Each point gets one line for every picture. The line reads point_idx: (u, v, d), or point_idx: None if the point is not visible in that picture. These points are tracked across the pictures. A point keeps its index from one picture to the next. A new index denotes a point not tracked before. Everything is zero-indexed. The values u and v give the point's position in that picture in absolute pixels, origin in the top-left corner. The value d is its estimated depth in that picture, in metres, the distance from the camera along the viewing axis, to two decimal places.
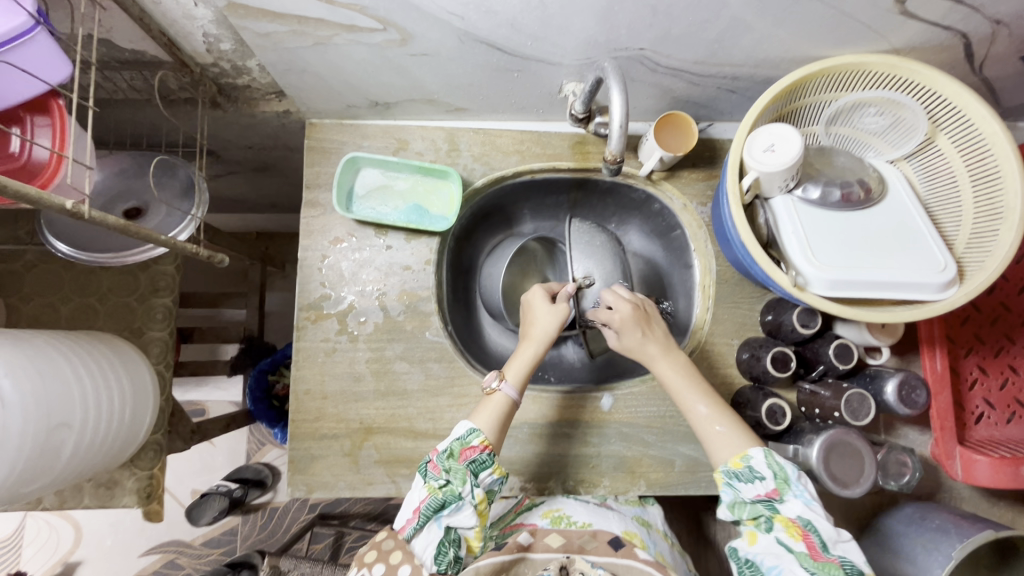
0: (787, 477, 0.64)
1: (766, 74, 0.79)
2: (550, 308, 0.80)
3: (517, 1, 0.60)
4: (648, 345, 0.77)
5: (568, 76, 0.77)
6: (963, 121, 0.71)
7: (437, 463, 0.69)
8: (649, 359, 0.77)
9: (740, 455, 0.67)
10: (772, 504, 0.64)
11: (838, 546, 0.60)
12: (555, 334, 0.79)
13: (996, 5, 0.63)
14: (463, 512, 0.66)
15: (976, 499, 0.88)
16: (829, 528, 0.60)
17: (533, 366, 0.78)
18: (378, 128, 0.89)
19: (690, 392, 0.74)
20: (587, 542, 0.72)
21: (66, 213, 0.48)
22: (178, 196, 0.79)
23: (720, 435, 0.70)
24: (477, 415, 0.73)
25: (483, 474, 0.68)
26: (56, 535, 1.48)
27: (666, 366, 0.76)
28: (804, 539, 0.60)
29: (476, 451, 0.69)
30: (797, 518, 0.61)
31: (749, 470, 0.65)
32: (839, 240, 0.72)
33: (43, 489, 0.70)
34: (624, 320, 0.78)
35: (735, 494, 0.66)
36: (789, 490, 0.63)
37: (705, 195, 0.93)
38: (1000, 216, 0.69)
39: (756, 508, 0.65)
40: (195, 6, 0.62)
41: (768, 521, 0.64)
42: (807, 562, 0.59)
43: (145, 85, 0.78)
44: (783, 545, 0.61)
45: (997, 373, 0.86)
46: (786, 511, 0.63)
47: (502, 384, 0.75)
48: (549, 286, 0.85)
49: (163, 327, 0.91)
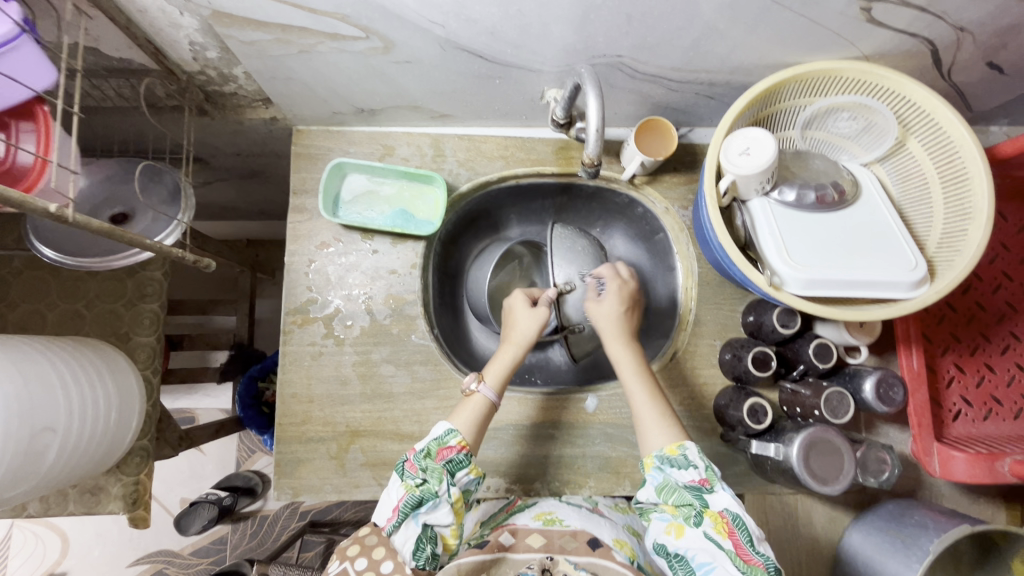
0: (716, 470, 0.67)
1: (742, 80, 0.81)
2: (530, 312, 0.82)
3: (495, 9, 0.61)
4: (619, 323, 0.83)
5: (549, 82, 0.79)
6: (932, 124, 0.73)
7: (413, 462, 0.70)
8: (609, 336, 0.82)
9: (676, 443, 0.70)
10: (700, 497, 0.66)
11: (760, 545, 0.62)
12: (534, 338, 0.80)
13: (958, 13, 0.65)
14: (440, 509, 0.67)
15: (957, 496, 0.89)
16: (753, 525, 0.63)
17: (511, 370, 0.79)
18: (365, 135, 0.90)
19: (633, 375, 0.77)
20: (568, 542, 0.71)
21: (49, 216, 0.49)
22: (165, 201, 0.80)
23: (654, 416, 0.73)
24: (455, 416, 0.74)
25: (459, 473, 0.69)
26: (42, 546, 1.46)
27: (624, 349, 0.80)
28: (731, 536, 0.62)
29: (453, 450, 0.70)
30: (725, 513, 0.64)
31: (683, 458, 0.68)
32: (814, 241, 0.74)
33: (26, 494, 0.70)
34: (620, 291, 0.86)
35: (665, 478, 0.68)
36: (718, 481, 0.66)
37: (686, 199, 0.95)
38: (969, 215, 0.71)
39: (685, 498, 0.66)
40: (180, 14, 0.64)
41: (697, 515, 0.65)
42: (734, 557, 0.60)
43: (133, 93, 0.79)
44: (711, 541, 0.62)
45: (973, 371, 0.88)
46: (714, 505, 0.65)
47: (480, 385, 0.76)
48: (531, 291, 0.87)
49: (150, 332, 0.91)
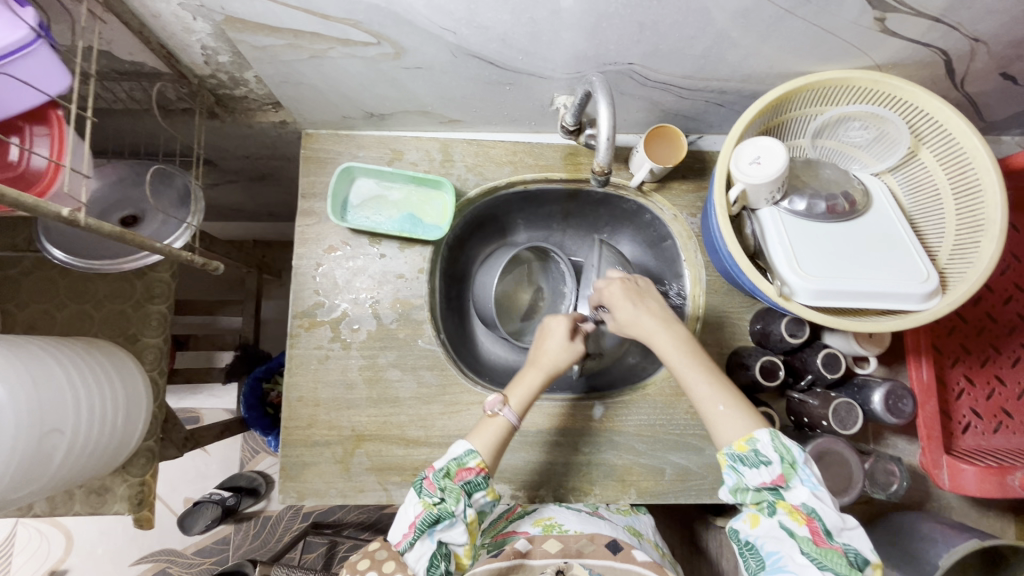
0: (793, 462, 0.63)
1: (753, 88, 0.80)
2: (567, 343, 0.80)
3: (507, 16, 0.61)
4: (643, 319, 0.77)
5: (559, 89, 0.79)
6: (943, 135, 0.73)
7: (433, 480, 0.69)
8: (650, 334, 0.76)
9: (745, 438, 0.66)
10: (777, 490, 0.63)
11: (842, 534, 0.59)
12: (566, 367, 0.79)
13: (973, 23, 0.65)
14: (455, 528, 0.67)
15: (966, 509, 0.88)
16: (833, 516, 0.60)
17: (536, 394, 0.78)
18: (373, 139, 0.90)
19: (685, 363, 0.73)
20: (585, 545, 0.73)
21: (62, 220, 0.50)
22: (175, 203, 0.81)
23: (723, 410, 0.69)
24: (475, 434, 0.74)
25: (476, 494, 0.70)
26: (47, 543, 1.47)
27: (667, 339, 0.75)
28: (807, 524, 0.60)
29: (471, 472, 0.70)
30: (800, 505, 0.61)
31: (755, 453, 0.64)
32: (824, 250, 0.73)
33: (34, 495, 0.71)
34: (617, 297, 0.79)
35: (738, 477, 0.66)
36: (796, 476, 0.62)
37: (695, 207, 0.94)
38: (981, 228, 0.70)
39: (760, 494, 0.64)
40: (193, 20, 0.64)
41: (770, 505, 0.63)
42: (809, 547, 0.59)
43: (144, 96, 0.79)
44: (786, 530, 0.61)
45: (983, 383, 0.87)
46: (791, 498, 0.62)
47: (504, 408, 0.75)
48: (573, 315, 0.84)
49: (157, 333, 0.91)
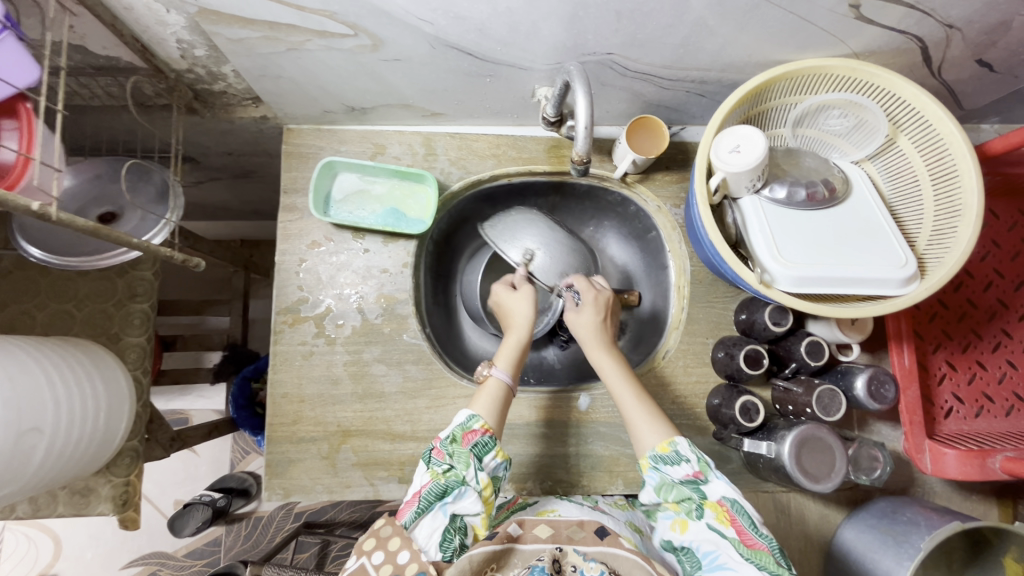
0: (707, 461, 0.67)
1: (733, 78, 0.81)
2: (518, 296, 0.85)
3: (484, 6, 0.61)
4: (599, 331, 0.82)
5: (539, 80, 0.78)
6: (922, 123, 0.73)
7: (440, 449, 0.69)
8: (592, 344, 0.81)
9: (667, 440, 0.69)
10: (699, 488, 0.66)
11: (763, 526, 0.63)
12: (532, 317, 0.82)
13: (947, 10, 0.65)
14: (467, 498, 0.65)
15: (949, 493, 0.89)
16: (753, 510, 0.64)
17: (521, 353, 0.80)
18: (356, 134, 0.90)
19: (620, 380, 0.76)
20: (575, 532, 0.67)
21: (32, 214, 0.49)
22: (153, 200, 0.80)
23: (643, 417, 0.73)
24: (474, 402, 0.74)
25: (487, 457, 0.68)
26: (35, 549, 1.45)
27: (604, 354, 0.79)
28: (733, 524, 0.63)
29: (477, 434, 0.69)
30: (723, 501, 0.64)
31: (676, 453, 0.67)
32: (804, 237, 0.74)
33: (12, 496, 0.70)
34: (594, 301, 0.84)
35: (661, 477, 0.68)
36: (711, 471, 0.66)
37: (678, 197, 0.94)
38: (958, 213, 0.71)
39: (683, 493, 0.67)
40: (167, 12, 0.63)
41: (698, 508, 0.66)
42: (740, 547, 0.61)
43: (121, 91, 0.79)
44: (715, 531, 0.64)
45: (965, 368, 0.88)
46: (712, 495, 0.66)
47: (492, 369, 0.77)
48: (504, 278, 0.90)
49: (140, 332, 0.90)
